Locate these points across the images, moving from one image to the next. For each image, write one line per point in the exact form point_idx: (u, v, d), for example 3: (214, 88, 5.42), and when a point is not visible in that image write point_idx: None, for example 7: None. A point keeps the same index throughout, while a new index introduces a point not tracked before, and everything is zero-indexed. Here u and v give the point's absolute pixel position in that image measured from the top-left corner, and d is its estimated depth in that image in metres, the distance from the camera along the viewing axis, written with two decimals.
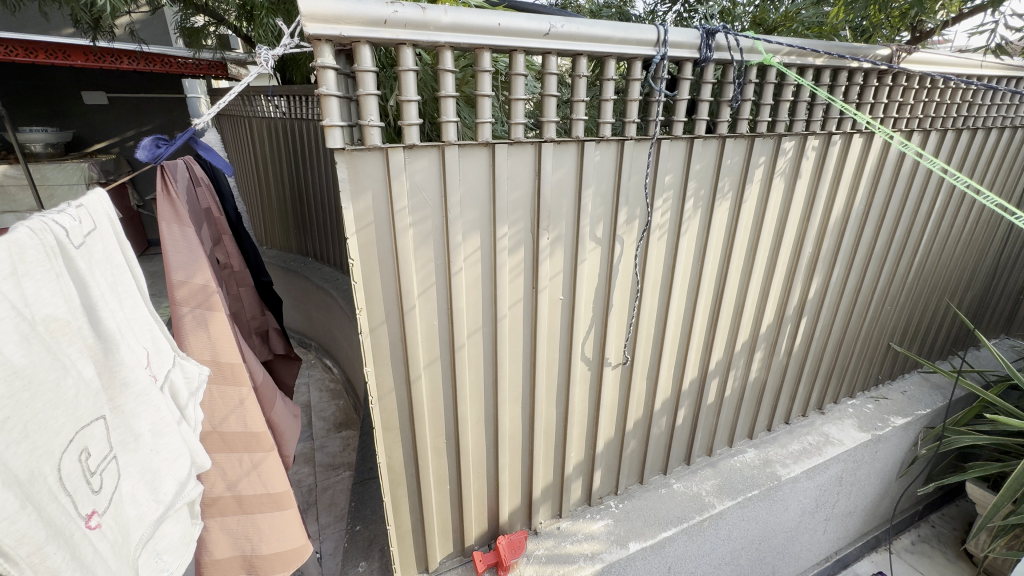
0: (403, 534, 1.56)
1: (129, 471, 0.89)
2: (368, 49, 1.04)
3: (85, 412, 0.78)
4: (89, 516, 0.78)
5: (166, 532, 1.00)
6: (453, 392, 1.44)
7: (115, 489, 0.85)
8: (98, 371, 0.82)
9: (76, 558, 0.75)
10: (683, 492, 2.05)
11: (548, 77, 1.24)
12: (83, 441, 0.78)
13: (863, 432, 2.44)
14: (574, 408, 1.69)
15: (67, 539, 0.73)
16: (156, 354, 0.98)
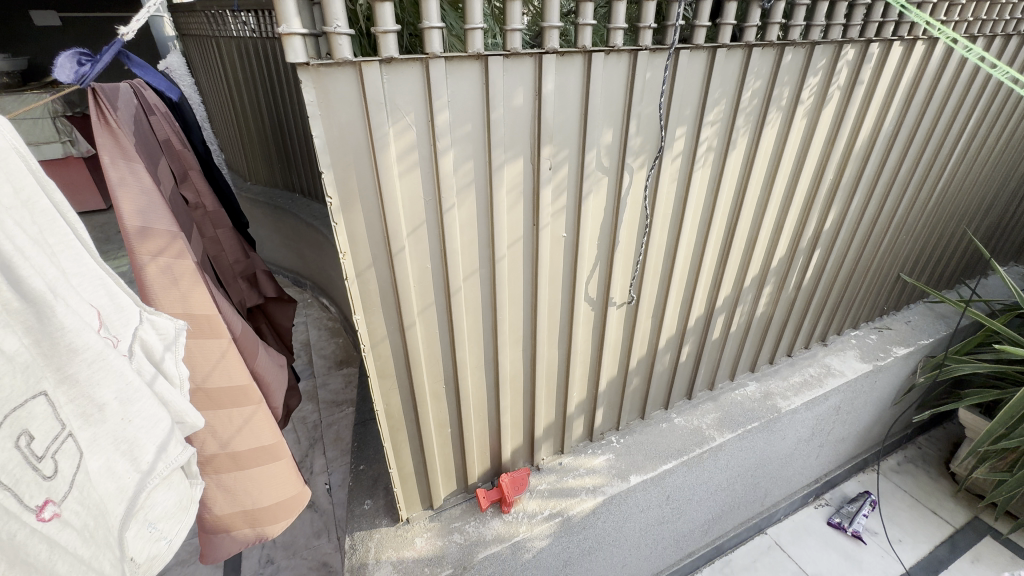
0: (407, 476, 1.56)
1: (96, 445, 0.78)
2: None
3: (15, 391, 0.65)
4: (42, 507, 0.68)
5: (160, 500, 0.91)
6: (451, 338, 1.37)
7: (78, 469, 0.74)
8: (32, 340, 0.68)
9: (27, 557, 0.65)
10: (685, 426, 2.07)
11: None
12: (20, 424, 0.65)
13: (864, 363, 2.45)
14: (577, 350, 1.63)
15: (12, 541, 0.64)
16: (113, 312, 0.83)
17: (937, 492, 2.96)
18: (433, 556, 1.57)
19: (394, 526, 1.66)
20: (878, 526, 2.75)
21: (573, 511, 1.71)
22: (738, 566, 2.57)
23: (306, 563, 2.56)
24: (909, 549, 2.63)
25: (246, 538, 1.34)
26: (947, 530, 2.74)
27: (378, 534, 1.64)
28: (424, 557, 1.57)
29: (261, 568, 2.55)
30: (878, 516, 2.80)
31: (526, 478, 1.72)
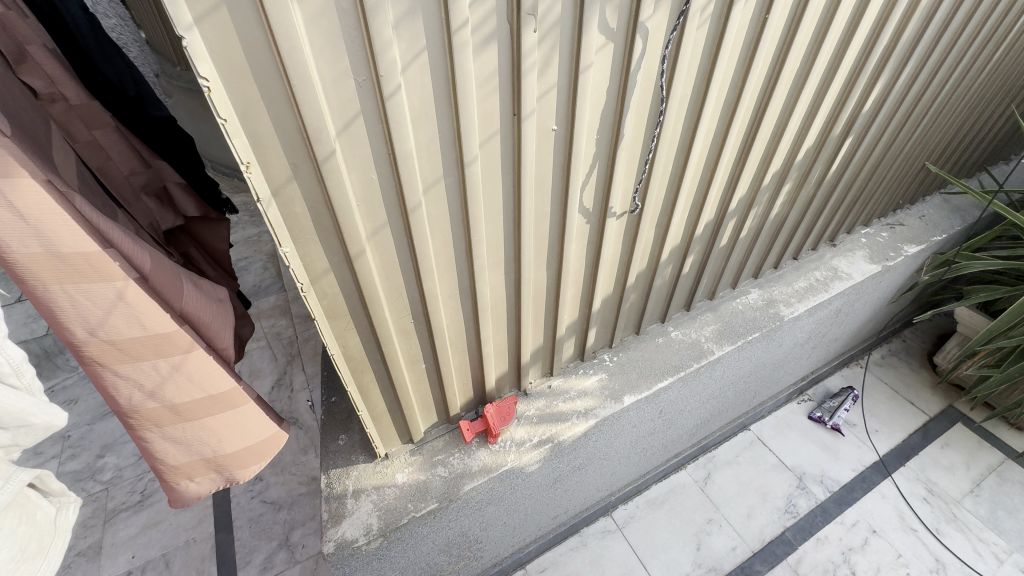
0: (379, 416, 1.40)
1: None
2: None
3: None
4: None
5: None
6: (415, 266, 1.10)
7: None
8: None
9: None
10: (682, 340, 1.92)
11: None
12: None
13: (873, 265, 2.28)
14: (569, 269, 1.39)
15: None
16: None
17: (916, 383, 3.01)
18: (416, 491, 1.48)
19: (373, 462, 1.54)
20: (857, 418, 2.82)
21: (563, 437, 1.62)
22: (721, 462, 2.63)
23: (297, 478, 2.56)
24: (884, 439, 2.73)
25: (215, 482, 1.20)
26: (922, 419, 2.83)
27: (355, 471, 1.52)
28: (407, 493, 1.47)
29: (252, 485, 2.54)
30: (859, 409, 2.85)
31: (512, 408, 1.60)
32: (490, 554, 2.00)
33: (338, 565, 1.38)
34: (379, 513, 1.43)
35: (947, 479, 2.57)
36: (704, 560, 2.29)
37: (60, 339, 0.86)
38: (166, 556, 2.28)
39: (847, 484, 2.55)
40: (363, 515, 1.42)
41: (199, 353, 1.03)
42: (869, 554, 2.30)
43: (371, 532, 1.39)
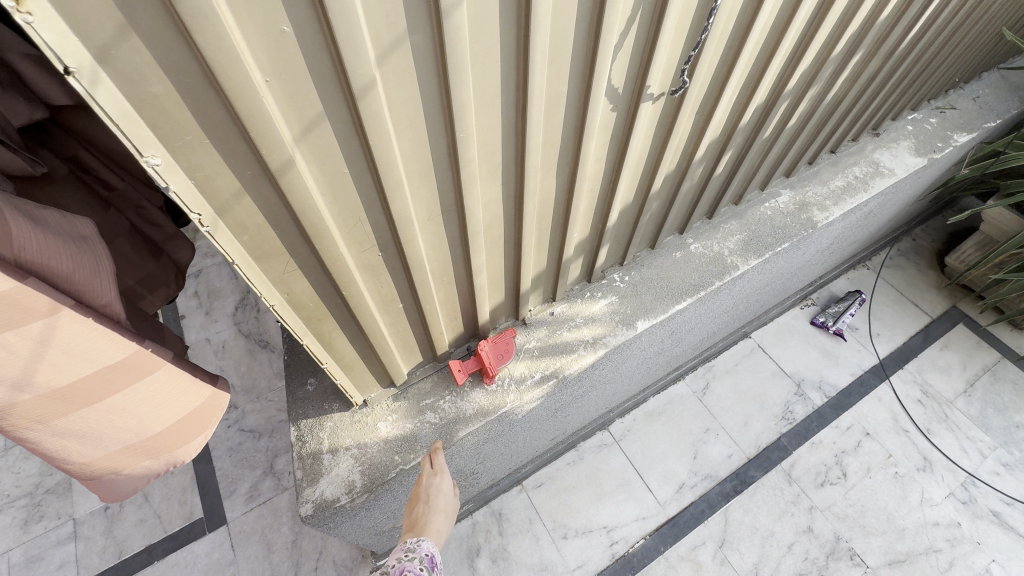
0: (351, 364, 1.14)
1: None
2: None
3: None
4: None
5: None
6: (376, 180, 0.75)
7: None
8: None
9: None
10: (702, 254, 1.65)
11: None
12: None
13: (918, 158, 1.97)
14: (584, 175, 1.05)
15: None
16: None
17: (922, 284, 2.88)
18: (404, 442, 1.29)
19: (350, 411, 1.32)
20: (860, 323, 2.71)
21: (569, 371, 1.41)
22: (721, 371, 2.54)
23: (275, 405, 2.38)
24: (885, 342, 2.66)
25: (155, 468, 0.95)
26: (924, 321, 2.74)
27: (330, 422, 1.31)
28: (392, 445, 1.28)
29: (227, 414, 2.36)
30: (863, 314, 2.74)
31: (511, 344, 1.36)
32: (486, 478, 1.91)
33: (320, 524, 1.23)
34: (362, 469, 1.25)
35: (942, 380, 2.56)
36: (701, 468, 2.28)
37: None
38: (144, 490, 2.17)
39: (844, 389, 2.51)
40: (343, 472, 1.24)
41: (76, 313, 0.68)
42: (861, 456, 2.32)
43: (354, 489, 1.22)
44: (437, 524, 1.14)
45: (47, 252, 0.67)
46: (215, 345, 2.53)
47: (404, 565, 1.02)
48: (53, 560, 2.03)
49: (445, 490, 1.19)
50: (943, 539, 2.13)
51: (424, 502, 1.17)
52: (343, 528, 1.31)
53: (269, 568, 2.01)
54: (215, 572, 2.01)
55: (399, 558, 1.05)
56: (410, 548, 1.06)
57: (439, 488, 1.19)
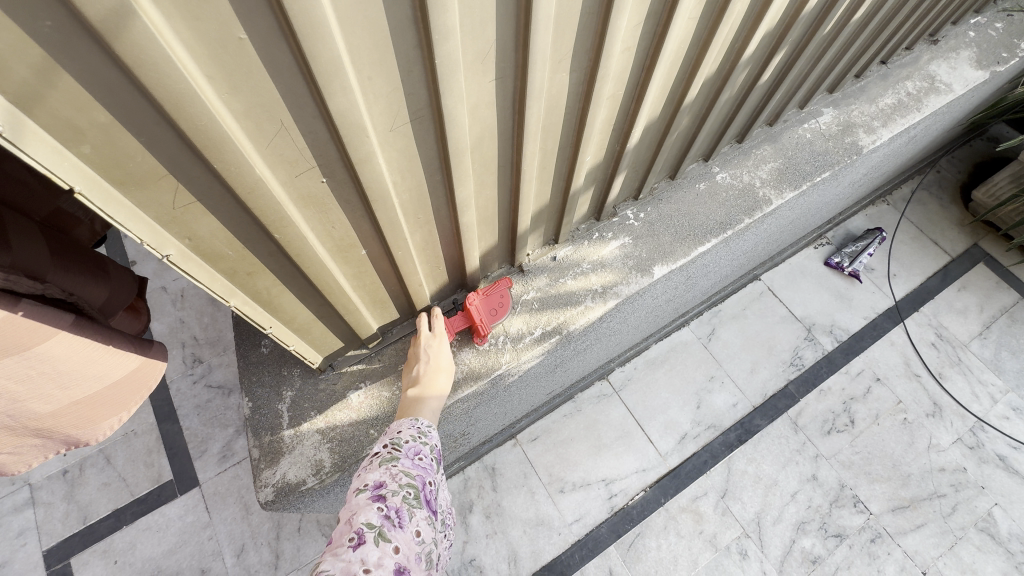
0: (305, 326, 0.91)
1: None
2: None
3: None
4: None
5: None
6: (299, 53, 0.47)
7: None
8: None
9: None
10: (730, 186, 1.39)
11: None
12: None
13: (979, 71, 1.68)
14: (608, 71, 0.77)
15: None
16: None
17: (944, 221, 2.67)
18: (380, 413, 1.09)
19: (314, 377, 1.10)
20: (877, 263, 2.53)
21: (574, 326, 1.20)
22: (728, 316, 2.37)
23: None
24: (901, 284, 2.49)
25: (45, 446, 0.88)
26: (943, 260, 2.57)
27: (291, 392, 1.09)
28: (366, 418, 1.08)
29: (191, 369, 2.14)
30: (880, 253, 2.55)
31: (506, 297, 1.13)
32: (478, 436, 1.75)
33: (286, 508, 1.05)
34: (332, 445, 1.05)
35: (957, 322, 2.42)
36: (704, 418, 2.16)
37: None
38: (105, 452, 1.99)
39: (856, 333, 2.37)
40: (308, 450, 1.04)
41: None
42: (870, 402, 2.22)
43: (323, 470, 1.03)
44: (438, 394, 1.01)
45: None
46: (172, 294, 2.27)
47: (417, 446, 0.89)
48: (12, 527, 1.88)
49: (445, 357, 1.05)
50: (948, 484, 2.08)
51: (418, 372, 1.03)
52: (315, 507, 1.14)
53: (247, 530, 1.88)
54: (190, 535, 1.88)
55: (411, 436, 0.90)
56: (422, 429, 0.93)
57: (437, 357, 1.05)
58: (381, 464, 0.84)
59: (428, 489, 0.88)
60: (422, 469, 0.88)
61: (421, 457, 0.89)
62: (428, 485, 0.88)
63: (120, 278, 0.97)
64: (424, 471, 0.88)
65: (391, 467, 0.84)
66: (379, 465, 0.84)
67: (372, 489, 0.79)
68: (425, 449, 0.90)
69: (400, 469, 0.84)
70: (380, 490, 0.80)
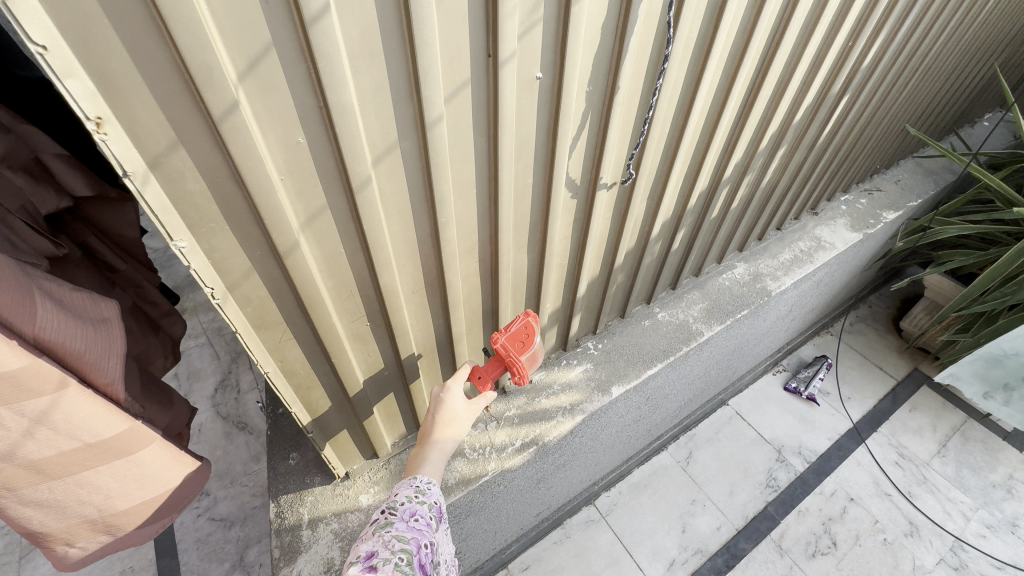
0: (335, 433, 1.18)
1: None
2: None
3: None
4: None
5: None
6: (367, 256, 0.86)
7: None
8: None
9: None
10: (669, 322, 1.77)
11: None
12: None
13: (854, 233, 2.20)
14: (553, 252, 1.19)
15: None
16: None
17: (883, 348, 3.04)
18: None
19: (331, 484, 1.32)
20: (831, 387, 2.82)
21: (548, 438, 1.45)
22: (702, 439, 2.57)
23: (250, 490, 2.29)
24: (856, 406, 2.74)
25: (108, 545, 0.91)
26: (891, 384, 2.86)
27: (311, 496, 1.30)
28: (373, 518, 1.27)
29: (198, 501, 2.26)
30: (832, 378, 2.85)
31: (531, 328, 1.12)
32: (470, 559, 1.83)
33: None
34: (342, 544, 1.22)
35: (916, 441, 2.62)
36: (690, 542, 2.23)
37: None
38: None
39: (824, 453, 2.55)
40: (322, 549, 1.21)
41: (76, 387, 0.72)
42: (848, 523, 2.31)
43: (333, 567, 1.19)
44: (440, 445, 1.03)
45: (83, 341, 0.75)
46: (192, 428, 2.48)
47: (412, 507, 0.89)
48: None
49: (453, 407, 1.07)
50: None
51: (429, 425, 1.07)
52: None
53: None
54: None
55: (407, 497, 0.91)
56: (420, 488, 0.93)
57: (452, 408, 1.07)
58: (373, 532, 0.83)
59: (427, 553, 0.85)
60: (418, 531, 0.86)
61: (417, 518, 0.88)
62: (427, 548, 0.86)
63: (180, 408, 1.25)
64: (420, 533, 0.86)
65: (383, 534, 0.83)
66: (374, 533, 0.83)
67: (364, 560, 0.78)
68: (422, 509, 0.89)
69: (394, 534, 0.83)
70: (372, 559, 0.78)
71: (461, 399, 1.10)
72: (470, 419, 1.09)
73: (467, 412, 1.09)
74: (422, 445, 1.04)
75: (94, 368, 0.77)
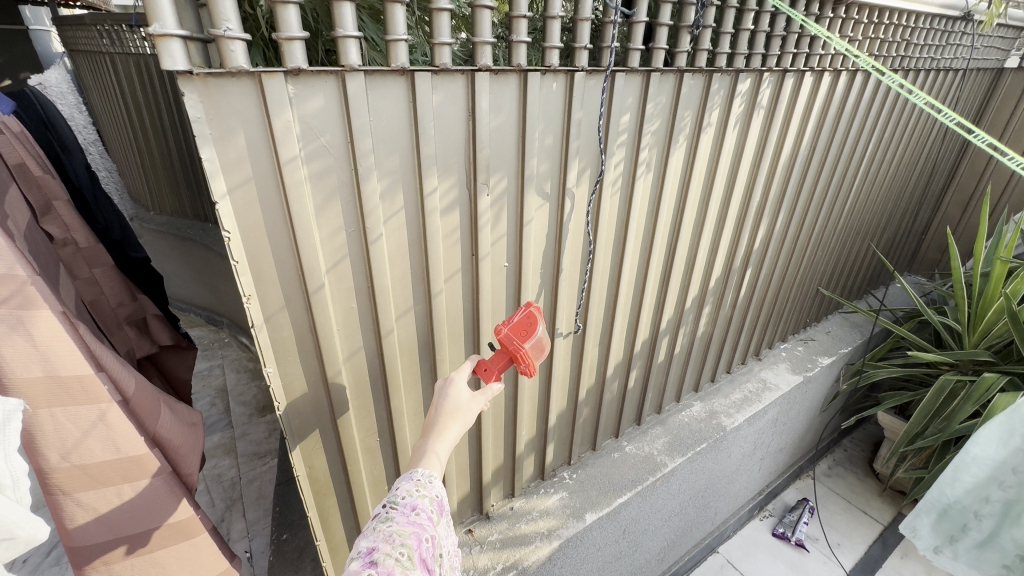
0: (336, 545, 1.35)
1: None
2: None
3: None
4: None
5: None
6: (384, 383, 1.20)
7: None
8: None
9: None
10: (636, 454, 2.00)
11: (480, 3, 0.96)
12: None
13: (795, 375, 2.54)
14: (524, 385, 1.54)
15: None
16: None
17: (865, 492, 3.11)
18: None
19: None
20: (818, 533, 2.83)
21: (527, 562, 1.55)
22: None
23: None
24: (847, 553, 2.72)
25: None
26: (878, 529, 2.88)
27: None
28: None
29: None
30: (818, 523, 2.88)
31: (534, 317, 1.07)
32: None
33: None
34: None
35: None
36: None
37: (31, 465, 0.89)
38: None
39: None
40: None
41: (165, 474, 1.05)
42: None
43: None
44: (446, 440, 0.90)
45: (170, 434, 1.12)
46: None
47: (413, 500, 0.78)
48: None
49: (460, 397, 0.95)
50: None
51: (432, 415, 0.93)
52: None
53: None
54: None
55: (407, 491, 0.80)
56: (420, 481, 0.82)
57: (456, 399, 0.95)
58: (373, 527, 0.75)
59: (428, 548, 0.76)
60: (420, 526, 0.76)
61: (419, 511, 0.78)
62: (428, 543, 0.76)
63: None
64: (422, 527, 0.76)
65: (383, 528, 0.74)
66: (374, 528, 0.74)
67: (364, 555, 0.70)
68: (423, 504, 0.79)
69: (394, 528, 0.74)
70: (374, 554, 0.70)
71: (466, 388, 0.98)
72: (476, 409, 0.96)
73: (473, 401, 0.97)
74: (425, 436, 0.91)
75: (177, 454, 1.13)
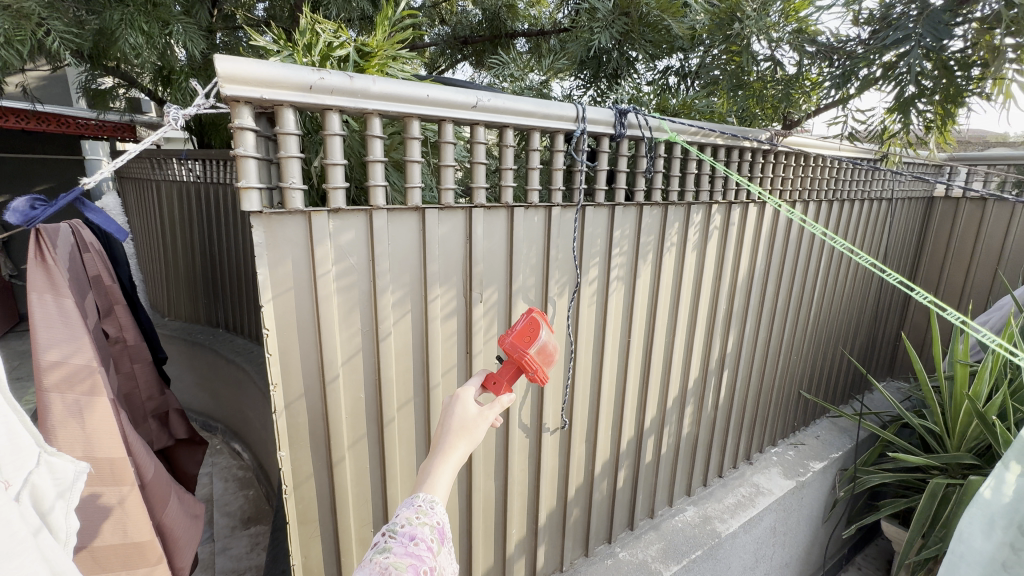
0: None
1: None
2: (293, 136, 1.00)
3: None
4: None
5: None
6: (382, 471, 1.30)
7: None
8: None
9: None
10: (630, 560, 1.96)
11: (476, 157, 1.26)
12: None
13: (788, 479, 2.54)
14: (514, 480, 1.61)
15: None
16: None
17: None
18: None
19: None
20: None
21: None
22: None
23: None
24: None
25: None
26: None
27: None
28: None
29: None
30: None
31: (537, 323, 0.99)
32: None
33: None
34: None
35: None
36: None
37: None
38: None
39: None
40: None
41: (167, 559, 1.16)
42: None
43: None
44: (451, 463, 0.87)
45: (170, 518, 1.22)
46: None
47: (413, 529, 0.79)
48: None
49: (467, 414, 0.91)
50: None
51: (439, 432, 0.90)
52: None
53: None
54: None
55: (407, 519, 0.80)
56: (421, 507, 0.82)
57: (464, 415, 0.91)
58: (372, 557, 0.76)
59: None
60: (417, 557, 0.77)
61: (417, 542, 0.79)
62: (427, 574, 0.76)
63: None
64: (420, 559, 0.77)
65: (381, 559, 0.75)
66: (371, 558, 0.75)
67: None
68: (422, 533, 0.80)
69: (391, 560, 0.74)
70: None
71: (474, 402, 0.93)
72: (485, 428, 0.91)
73: (483, 416, 0.92)
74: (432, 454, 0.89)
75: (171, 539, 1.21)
